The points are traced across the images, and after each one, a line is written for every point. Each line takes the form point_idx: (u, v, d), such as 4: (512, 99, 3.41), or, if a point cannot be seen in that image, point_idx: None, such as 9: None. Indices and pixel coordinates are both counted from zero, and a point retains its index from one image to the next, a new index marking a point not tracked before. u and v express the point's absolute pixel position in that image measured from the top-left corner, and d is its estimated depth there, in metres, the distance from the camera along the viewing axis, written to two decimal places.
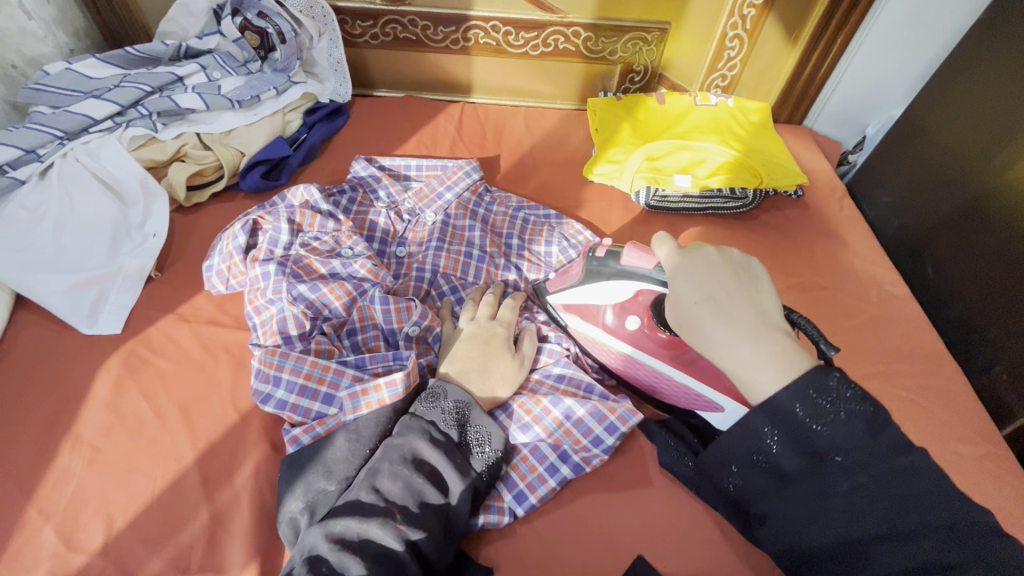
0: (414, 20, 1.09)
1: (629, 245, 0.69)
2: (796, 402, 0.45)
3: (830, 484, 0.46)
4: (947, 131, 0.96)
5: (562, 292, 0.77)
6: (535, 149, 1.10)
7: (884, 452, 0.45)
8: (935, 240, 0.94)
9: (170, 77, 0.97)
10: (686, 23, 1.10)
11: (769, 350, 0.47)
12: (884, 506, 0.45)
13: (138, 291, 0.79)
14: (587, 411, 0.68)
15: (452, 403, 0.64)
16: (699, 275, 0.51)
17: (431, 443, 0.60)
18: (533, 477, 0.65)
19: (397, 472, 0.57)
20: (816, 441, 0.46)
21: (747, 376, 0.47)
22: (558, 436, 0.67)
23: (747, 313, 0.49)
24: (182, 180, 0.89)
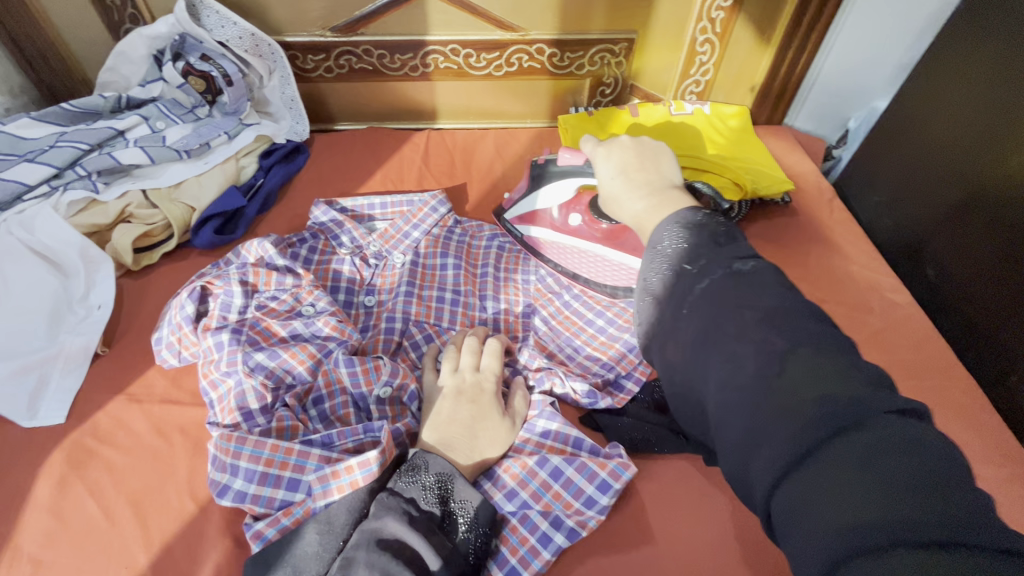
0: (368, 49, 1.04)
1: (562, 148, 0.81)
2: (709, 271, 0.43)
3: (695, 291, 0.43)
4: (934, 124, 0.91)
5: (516, 207, 0.90)
6: (506, 174, 1.05)
7: (732, 254, 0.44)
8: (933, 239, 0.89)
9: (109, 132, 0.91)
10: (654, 31, 1.05)
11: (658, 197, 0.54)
12: (744, 308, 0.41)
13: (84, 373, 0.73)
14: (576, 467, 0.62)
15: (434, 476, 0.58)
16: (614, 158, 0.60)
17: (411, 522, 0.53)
18: (525, 550, 0.58)
19: (373, 561, 0.50)
20: (682, 253, 0.46)
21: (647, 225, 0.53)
22: (547, 499, 0.61)
23: (647, 177, 0.56)
24: (128, 244, 0.83)
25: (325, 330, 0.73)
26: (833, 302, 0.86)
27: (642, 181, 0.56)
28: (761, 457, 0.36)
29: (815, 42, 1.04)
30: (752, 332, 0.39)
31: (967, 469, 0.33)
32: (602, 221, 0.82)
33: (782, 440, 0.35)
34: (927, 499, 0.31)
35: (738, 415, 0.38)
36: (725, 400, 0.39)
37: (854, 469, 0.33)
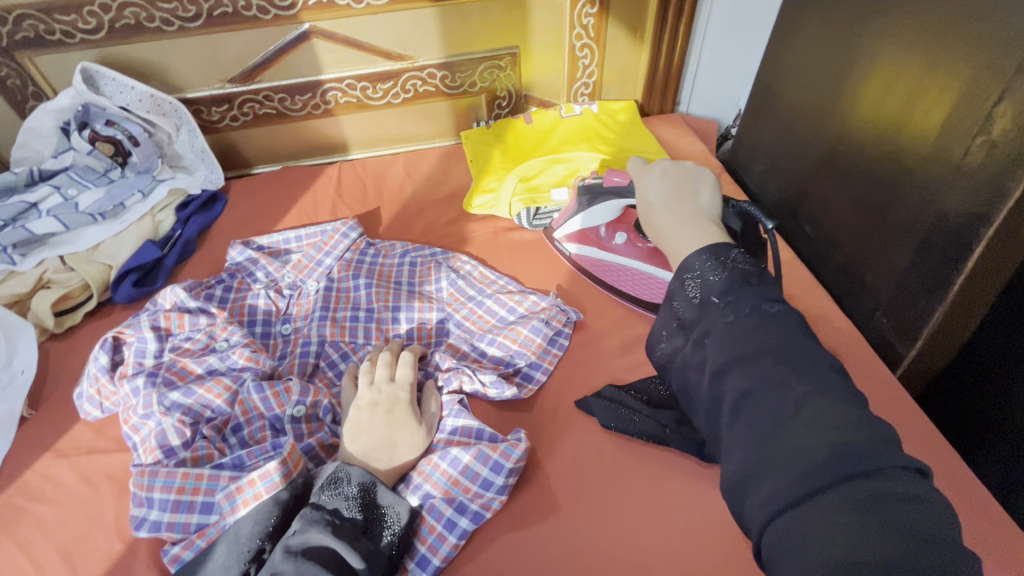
0: (268, 95, 1.09)
1: (610, 170, 0.83)
2: (718, 297, 0.50)
3: (715, 322, 0.49)
4: (791, 92, 0.99)
5: (564, 226, 0.92)
6: (417, 193, 1.10)
7: (762, 297, 0.49)
8: (806, 197, 0.96)
9: (22, 206, 0.95)
10: (533, 43, 1.12)
11: (691, 225, 0.58)
12: (754, 348, 0.45)
13: (11, 436, 0.76)
14: (472, 455, 0.65)
15: (356, 487, 0.60)
16: (654, 185, 0.65)
17: (335, 532, 0.56)
18: (434, 539, 0.62)
19: (301, 572, 0.52)
20: (710, 286, 0.51)
21: (678, 248, 0.57)
22: (448, 488, 0.64)
23: (688, 208, 0.60)
24: (47, 309, 0.86)
25: (239, 361, 0.77)
26: None
27: (681, 210, 0.60)
28: (760, 494, 0.40)
29: (684, 32, 1.13)
30: (762, 370, 0.44)
31: (957, 530, 0.36)
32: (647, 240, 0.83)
33: (783, 481, 0.39)
34: (890, 539, 0.35)
35: (739, 443, 0.43)
36: (736, 428, 0.44)
37: (855, 511, 0.36)
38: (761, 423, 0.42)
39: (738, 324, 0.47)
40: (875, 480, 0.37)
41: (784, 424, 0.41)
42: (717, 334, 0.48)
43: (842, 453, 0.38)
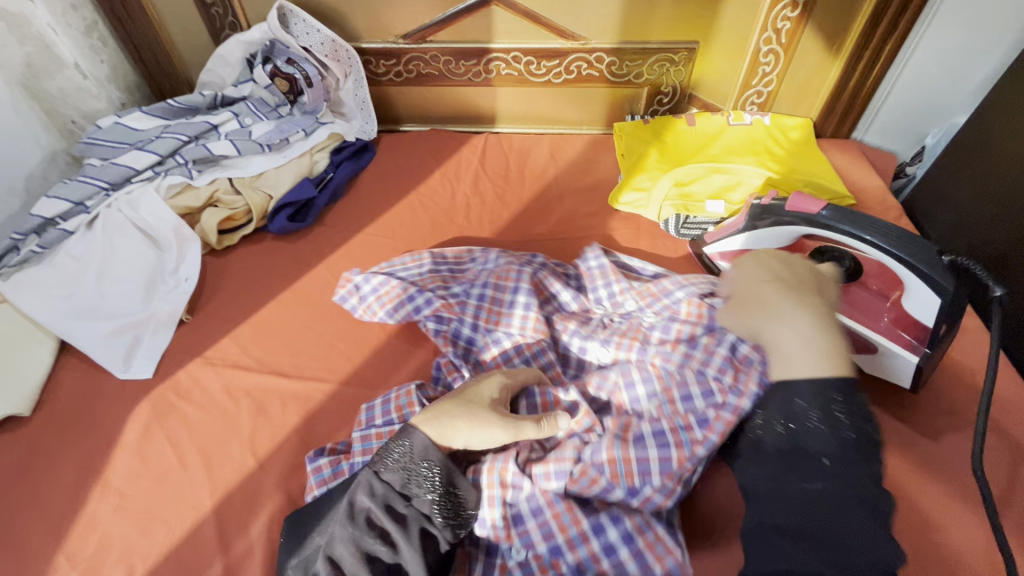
0: (436, 56, 1.10)
1: (794, 194, 0.74)
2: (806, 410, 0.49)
3: (780, 448, 0.50)
4: (1014, 139, 0.86)
5: (720, 243, 0.84)
6: (559, 177, 1.07)
7: (843, 441, 0.48)
8: (1009, 263, 0.85)
9: (205, 126, 1.02)
10: (716, 40, 1.05)
11: (823, 324, 0.52)
12: (809, 486, 0.47)
13: (170, 334, 0.82)
14: (654, 485, 0.57)
15: (399, 449, 0.58)
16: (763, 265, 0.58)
17: (375, 497, 0.55)
18: (575, 533, 0.56)
19: (346, 535, 0.54)
20: (784, 408, 0.51)
21: (791, 358, 0.51)
22: (608, 486, 0.58)
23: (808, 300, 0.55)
24: (214, 225, 0.92)
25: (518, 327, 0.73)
26: None
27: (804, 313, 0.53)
28: None
29: (891, 51, 1.00)
30: (800, 500, 0.47)
31: None
32: None
33: None
34: None
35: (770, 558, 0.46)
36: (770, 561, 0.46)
37: None
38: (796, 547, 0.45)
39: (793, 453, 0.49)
40: None
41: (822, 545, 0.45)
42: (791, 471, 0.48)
43: None
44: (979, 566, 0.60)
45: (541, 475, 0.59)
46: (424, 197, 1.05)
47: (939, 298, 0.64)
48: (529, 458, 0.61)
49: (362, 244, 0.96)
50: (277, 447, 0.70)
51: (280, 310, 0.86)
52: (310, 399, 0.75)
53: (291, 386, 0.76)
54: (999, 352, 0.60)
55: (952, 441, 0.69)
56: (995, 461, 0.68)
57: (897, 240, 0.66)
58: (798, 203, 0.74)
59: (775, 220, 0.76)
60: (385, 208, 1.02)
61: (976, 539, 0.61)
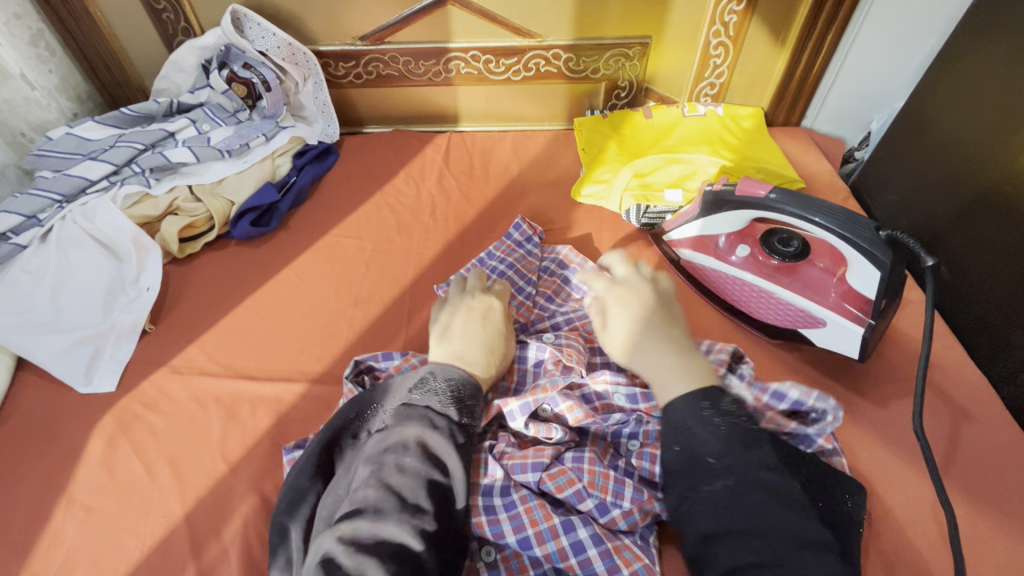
0: (395, 57, 1.11)
1: (743, 177, 0.77)
2: (730, 450, 0.55)
3: (708, 478, 0.55)
4: (945, 120, 0.93)
5: (678, 228, 0.87)
6: (523, 173, 1.09)
7: (760, 464, 0.55)
8: (947, 237, 0.90)
9: (161, 133, 1.00)
10: (668, 35, 1.08)
11: (681, 350, 0.65)
12: (757, 511, 0.52)
13: (133, 345, 0.81)
14: (622, 509, 0.61)
15: (445, 384, 0.65)
16: (631, 294, 0.72)
17: (431, 429, 0.61)
18: (545, 527, 0.59)
19: (403, 465, 0.58)
20: (709, 439, 0.56)
21: (665, 379, 0.62)
22: (582, 492, 0.62)
23: (672, 333, 0.67)
24: (175, 233, 0.91)
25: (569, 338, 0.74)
26: None
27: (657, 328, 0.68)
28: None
29: (833, 38, 1.05)
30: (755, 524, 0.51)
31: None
32: (775, 257, 0.80)
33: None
34: None
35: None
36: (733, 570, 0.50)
37: None
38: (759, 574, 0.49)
39: (732, 482, 0.54)
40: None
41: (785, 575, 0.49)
42: (744, 501, 0.53)
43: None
44: (926, 522, 0.63)
45: (518, 467, 0.63)
46: (389, 197, 1.05)
47: (880, 272, 0.68)
48: (508, 452, 0.65)
49: (328, 246, 0.96)
50: (248, 451, 0.70)
51: (247, 315, 0.86)
52: (280, 401, 0.75)
53: (261, 389, 0.76)
54: (935, 313, 0.65)
55: (898, 407, 0.73)
56: (937, 424, 0.72)
57: (840, 219, 0.70)
58: (748, 187, 0.76)
59: (724, 203, 0.80)
60: (351, 209, 1.03)
61: (922, 497, 0.65)
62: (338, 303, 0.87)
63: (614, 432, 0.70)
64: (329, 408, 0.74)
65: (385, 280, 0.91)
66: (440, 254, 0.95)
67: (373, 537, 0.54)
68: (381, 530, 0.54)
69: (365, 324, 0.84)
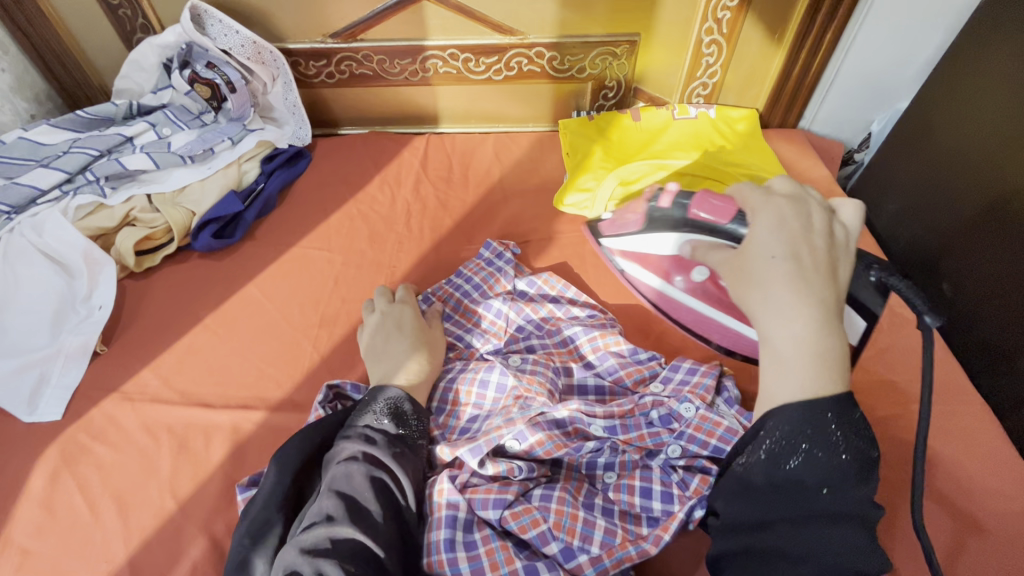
0: (368, 55, 1.05)
1: (703, 195, 0.65)
2: (831, 483, 0.47)
3: (813, 514, 0.47)
4: (950, 125, 0.87)
5: (618, 238, 0.81)
6: (504, 179, 1.04)
7: (866, 505, 0.48)
8: (954, 250, 0.84)
9: (118, 138, 0.95)
10: (657, 32, 1.02)
11: (816, 303, 0.50)
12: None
13: (83, 370, 0.76)
14: (590, 555, 0.56)
15: (384, 401, 0.63)
16: (771, 232, 0.54)
17: (374, 441, 0.59)
18: (507, 572, 0.54)
19: (352, 471, 0.56)
20: (829, 469, 0.47)
21: (789, 357, 0.49)
22: (547, 534, 0.57)
23: (814, 281, 0.51)
24: (130, 247, 0.86)
25: (536, 362, 0.72)
26: None
27: (810, 274, 0.51)
28: None
29: (834, 34, 0.98)
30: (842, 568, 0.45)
31: None
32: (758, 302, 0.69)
33: None
34: None
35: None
36: None
37: None
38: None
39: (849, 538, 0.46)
40: None
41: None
42: (843, 542, 0.46)
43: None
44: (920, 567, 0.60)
45: (479, 504, 0.58)
46: (362, 205, 1.00)
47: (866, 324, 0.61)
48: (471, 485, 0.61)
49: (296, 259, 0.91)
50: (199, 488, 0.66)
51: (205, 335, 0.81)
52: (235, 431, 0.70)
53: (216, 418, 0.72)
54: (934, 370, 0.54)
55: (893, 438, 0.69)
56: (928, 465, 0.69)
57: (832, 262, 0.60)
58: (704, 209, 0.65)
59: (676, 224, 0.70)
60: (323, 217, 0.97)
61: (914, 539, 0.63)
62: (303, 321, 0.82)
63: (590, 463, 0.65)
64: (287, 440, 0.69)
65: (354, 296, 0.86)
66: (414, 267, 0.90)
67: (331, 540, 0.52)
68: (336, 533, 0.52)
69: (330, 345, 0.80)
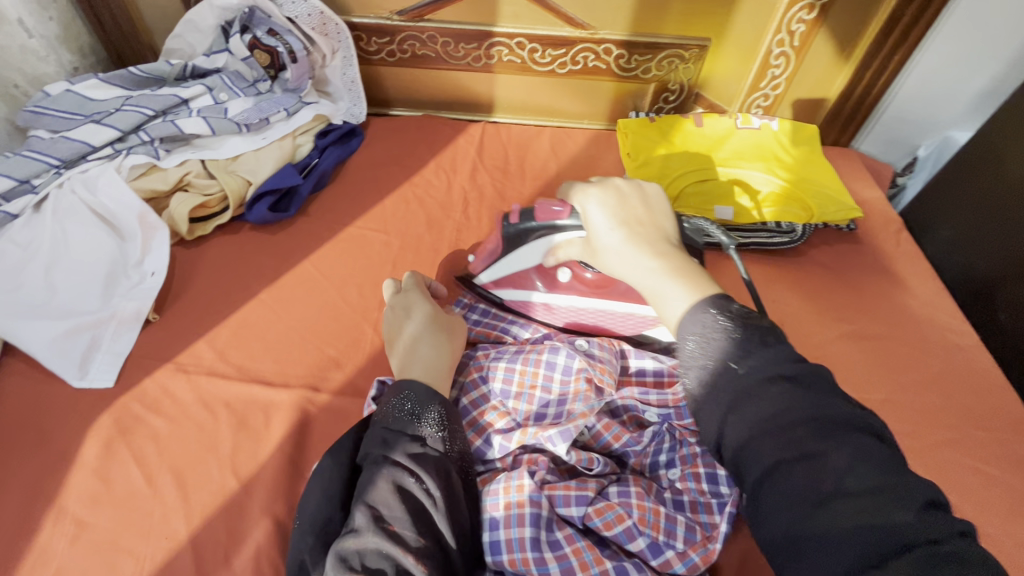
0: (434, 36, 1.02)
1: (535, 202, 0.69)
2: (732, 355, 0.45)
3: (739, 397, 0.43)
4: (1013, 160, 0.88)
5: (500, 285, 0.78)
6: (561, 175, 1.02)
7: (783, 359, 0.44)
8: (1010, 282, 0.86)
9: (174, 100, 0.91)
10: (728, 39, 1.01)
11: (647, 254, 0.53)
12: (836, 438, 0.40)
13: (134, 337, 0.74)
14: (677, 550, 0.56)
15: (398, 398, 0.59)
16: (610, 206, 0.56)
17: (399, 445, 0.55)
18: (597, 571, 0.54)
19: (378, 481, 0.53)
20: (726, 347, 0.45)
21: (658, 296, 0.51)
22: (632, 530, 0.56)
23: (648, 234, 0.54)
24: (185, 214, 0.83)
25: (602, 346, 0.71)
26: (888, 339, 0.84)
27: (644, 234, 0.54)
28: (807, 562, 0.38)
29: (900, 60, 0.99)
30: (778, 422, 0.41)
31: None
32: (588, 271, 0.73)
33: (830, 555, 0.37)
34: None
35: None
36: (792, 509, 0.39)
37: None
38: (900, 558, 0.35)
39: (786, 399, 0.42)
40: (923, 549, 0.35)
41: (934, 550, 0.35)
42: (774, 394, 0.42)
43: (873, 521, 0.37)
44: None
45: (560, 500, 0.58)
46: (418, 188, 0.98)
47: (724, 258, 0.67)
48: (549, 482, 0.60)
49: (353, 239, 0.89)
50: (260, 468, 0.64)
51: (262, 310, 0.79)
52: (297, 412, 0.68)
53: (276, 396, 0.69)
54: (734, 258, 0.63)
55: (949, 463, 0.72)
56: (993, 496, 0.69)
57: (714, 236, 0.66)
58: (544, 213, 0.68)
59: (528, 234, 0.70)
60: (377, 198, 0.95)
61: None
62: (362, 303, 0.80)
63: (653, 464, 0.65)
64: (351, 424, 0.67)
65: None
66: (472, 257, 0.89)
67: (360, 553, 0.49)
68: (366, 547, 0.50)
69: None
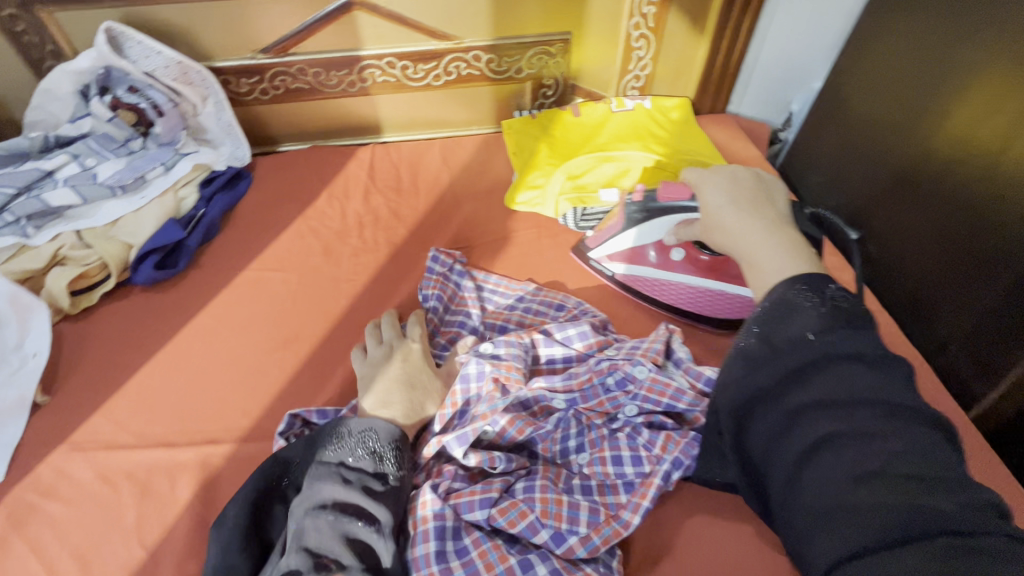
0: (302, 68, 1.03)
1: (666, 183, 0.77)
2: (804, 324, 0.44)
3: (804, 365, 0.43)
4: (860, 103, 0.94)
5: (602, 246, 0.85)
6: (454, 184, 1.04)
7: (864, 341, 0.43)
8: (872, 215, 0.92)
9: (36, 173, 0.89)
10: (588, 29, 1.05)
11: (755, 226, 0.53)
12: (894, 425, 0.39)
13: (22, 424, 0.71)
14: (580, 536, 0.58)
15: (350, 429, 0.61)
16: (724, 187, 0.58)
17: (347, 485, 0.57)
18: (502, 570, 0.55)
19: (319, 524, 0.54)
20: (805, 318, 0.44)
21: (757, 262, 0.51)
22: (536, 524, 0.58)
23: (768, 210, 0.55)
24: (63, 287, 0.81)
25: (508, 342, 0.71)
26: None
27: (758, 209, 0.55)
28: (831, 530, 0.38)
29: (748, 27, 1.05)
30: (836, 395, 0.41)
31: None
32: (703, 252, 0.78)
33: (854, 528, 0.37)
34: None
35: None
36: (832, 478, 0.39)
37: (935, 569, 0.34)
38: (932, 542, 0.35)
39: (852, 376, 0.41)
40: (956, 538, 0.34)
41: (962, 542, 0.34)
42: (842, 369, 0.42)
43: (911, 504, 0.36)
44: None
45: (466, 507, 0.59)
46: (312, 221, 0.97)
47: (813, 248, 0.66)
48: (455, 490, 0.61)
49: (248, 283, 0.88)
50: (168, 532, 0.63)
51: (157, 371, 0.77)
52: (202, 468, 0.67)
53: (180, 455, 0.68)
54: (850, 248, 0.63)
55: None
56: None
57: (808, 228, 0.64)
58: (669, 193, 0.77)
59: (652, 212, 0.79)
60: (271, 237, 0.94)
61: None
62: (262, 346, 0.80)
63: (562, 451, 0.67)
64: None
65: (314, 314, 0.84)
66: (371, 279, 0.89)
67: None
68: None
69: (296, 366, 0.78)
